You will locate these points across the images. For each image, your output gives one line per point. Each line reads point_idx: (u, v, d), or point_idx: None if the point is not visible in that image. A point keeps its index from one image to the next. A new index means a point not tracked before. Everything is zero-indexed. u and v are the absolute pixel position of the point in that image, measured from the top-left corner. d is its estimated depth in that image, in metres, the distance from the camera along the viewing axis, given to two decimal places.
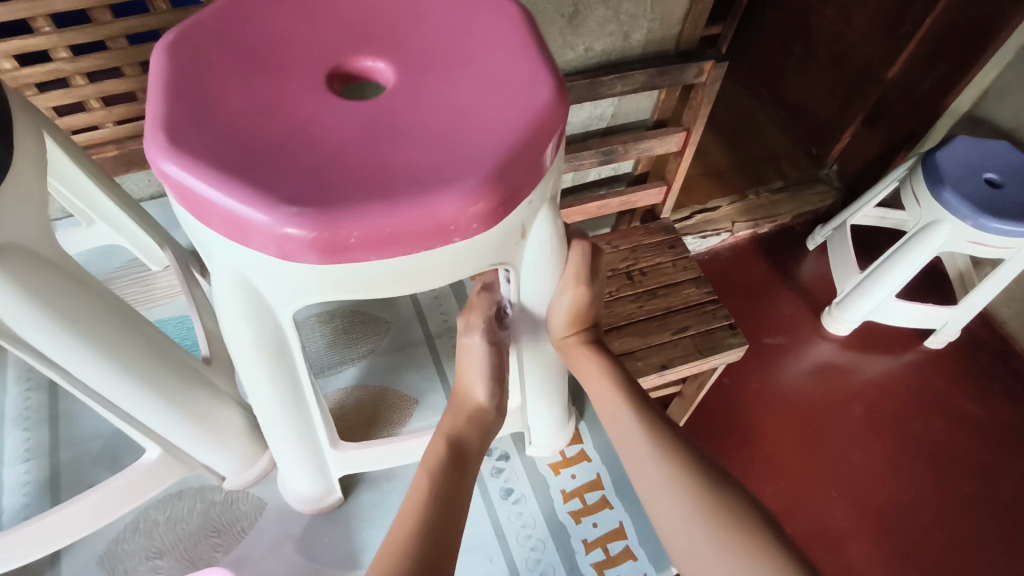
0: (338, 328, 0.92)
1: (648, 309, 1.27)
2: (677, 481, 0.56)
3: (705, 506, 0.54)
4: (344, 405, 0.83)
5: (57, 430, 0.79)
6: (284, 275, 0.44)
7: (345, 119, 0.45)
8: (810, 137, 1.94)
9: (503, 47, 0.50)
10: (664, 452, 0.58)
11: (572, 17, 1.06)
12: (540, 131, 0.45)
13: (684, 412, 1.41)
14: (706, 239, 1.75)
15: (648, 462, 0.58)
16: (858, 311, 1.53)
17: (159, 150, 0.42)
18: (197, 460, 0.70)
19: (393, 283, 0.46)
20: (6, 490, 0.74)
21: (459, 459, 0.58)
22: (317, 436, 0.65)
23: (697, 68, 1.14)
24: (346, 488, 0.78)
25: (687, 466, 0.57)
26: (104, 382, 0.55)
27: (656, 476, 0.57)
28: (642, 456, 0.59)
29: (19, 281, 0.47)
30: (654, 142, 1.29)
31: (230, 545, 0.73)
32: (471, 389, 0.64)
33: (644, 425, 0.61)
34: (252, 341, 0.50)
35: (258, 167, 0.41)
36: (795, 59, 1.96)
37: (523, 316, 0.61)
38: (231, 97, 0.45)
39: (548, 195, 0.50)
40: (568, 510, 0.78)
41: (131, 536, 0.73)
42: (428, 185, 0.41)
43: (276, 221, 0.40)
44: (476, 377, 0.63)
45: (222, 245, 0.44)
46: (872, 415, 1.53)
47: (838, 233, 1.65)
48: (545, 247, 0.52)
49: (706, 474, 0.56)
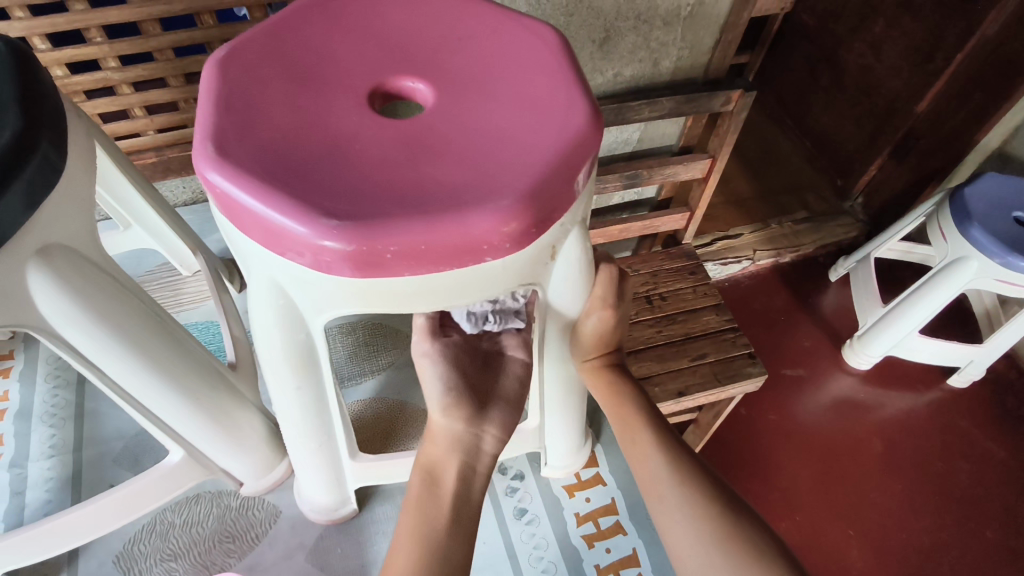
0: (360, 340, 0.93)
1: (668, 334, 1.26)
2: (694, 511, 0.56)
3: (721, 538, 0.54)
4: (363, 416, 0.84)
5: (82, 428, 0.81)
6: (317, 285, 0.45)
7: (385, 137, 0.46)
8: (835, 168, 1.93)
9: (540, 71, 0.51)
10: (681, 480, 0.58)
11: (603, 42, 1.08)
12: (575, 155, 0.46)
13: (698, 440, 1.40)
14: (726, 267, 1.75)
15: (665, 489, 0.58)
16: (881, 345, 1.51)
17: (205, 159, 0.44)
18: (216, 464, 0.70)
19: (423, 298, 0.46)
20: (29, 485, 0.75)
21: (438, 483, 0.58)
22: (337, 447, 0.66)
23: (725, 97, 1.15)
24: (360, 500, 0.78)
25: (705, 495, 0.57)
26: (135, 382, 0.56)
27: (672, 503, 0.57)
28: (659, 482, 0.59)
29: (62, 281, 0.48)
30: (679, 168, 1.29)
31: (243, 551, 0.73)
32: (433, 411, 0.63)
33: (663, 452, 0.60)
34: (281, 348, 0.51)
35: (300, 180, 0.43)
36: (822, 91, 1.96)
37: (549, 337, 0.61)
38: (276, 111, 0.47)
39: (579, 217, 0.50)
40: (581, 534, 0.78)
41: (148, 537, 0.74)
42: (464, 204, 0.42)
43: (315, 233, 0.41)
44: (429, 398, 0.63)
45: (259, 253, 0.46)
46: (892, 453, 1.50)
47: (862, 265, 1.64)
48: (574, 270, 0.53)
49: (724, 505, 0.56)
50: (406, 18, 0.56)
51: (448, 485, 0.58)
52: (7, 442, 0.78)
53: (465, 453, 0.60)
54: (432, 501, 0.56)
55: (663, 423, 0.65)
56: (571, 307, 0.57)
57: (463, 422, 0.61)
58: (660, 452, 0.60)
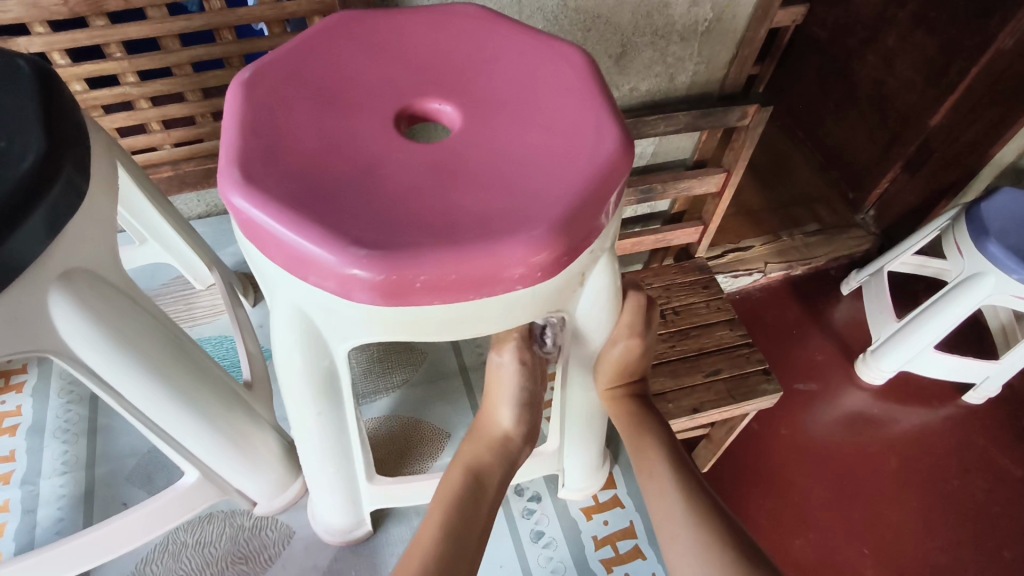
0: (375, 357, 0.92)
1: (681, 349, 1.25)
2: (708, 550, 0.54)
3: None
4: (377, 436, 0.83)
5: (94, 445, 0.80)
6: (343, 312, 0.44)
7: (413, 164, 0.46)
8: (847, 180, 1.92)
9: (569, 94, 0.51)
10: (697, 518, 0.56)
11: (619, 57, 1.07)
12: (605, 182, 0.45)
13: (710, 456, 1.38)
14: (738, 279, 1.74)
15: (680, 526, 0.56)
16: (894, 360, 1.49)
17: (232, 184, 0.43)
18: (231, 485, 0.70)
19: (448, 327, 0.45)
20: (41, 502, 0.75)
21: (478, 487, 0.57)
22: (355, 471, 0.65)
23: (740, 111, 1.14)
24: (375, 521, 0.77)
25: (720, 535, 0.55)
26: (153, 405, 0.56)
27: (686, 542, 0.55)
28: (674, 519, 0.57)
29: (84, 306, 0.48)
30: (693, 182, 1.28)
31: (257, 572, 0.72)
32: (496, 414, 0.62)
33: (680, 486, 0.59)
34: (301, 375, 0.50)
35: (328, 206, 0.42)
36: (834, 103, 1.95)
37: (574, 360, 0.60)
38: (304, 134, 0.46)
39: (608, 243, 0.49)
40: (600, 558, 0.76)
41: (160, 557, 0.73)
42: (496, 232, 0.41)
43: (343, 261, 0.40)
44: (504, 401, 0.62)
45: (283, 277, 0.45)
46: (907, 470, 1.48)
47: (875, 279, 1.62)
48: (600, 297, 0.52)
49: (739, 546, 0.54)
50: (431, 38, 0.56)
51: (490, 492, 0.58)
52: (19, 459, 0.77)
53: (508, 463, 0.61)
54: (474, 504, 0.56)
55: (682, 456, 0.64)
56: (597, 337, 0.56)
57: (521, 434, 0.62)
58: (677, 486, 0.59)
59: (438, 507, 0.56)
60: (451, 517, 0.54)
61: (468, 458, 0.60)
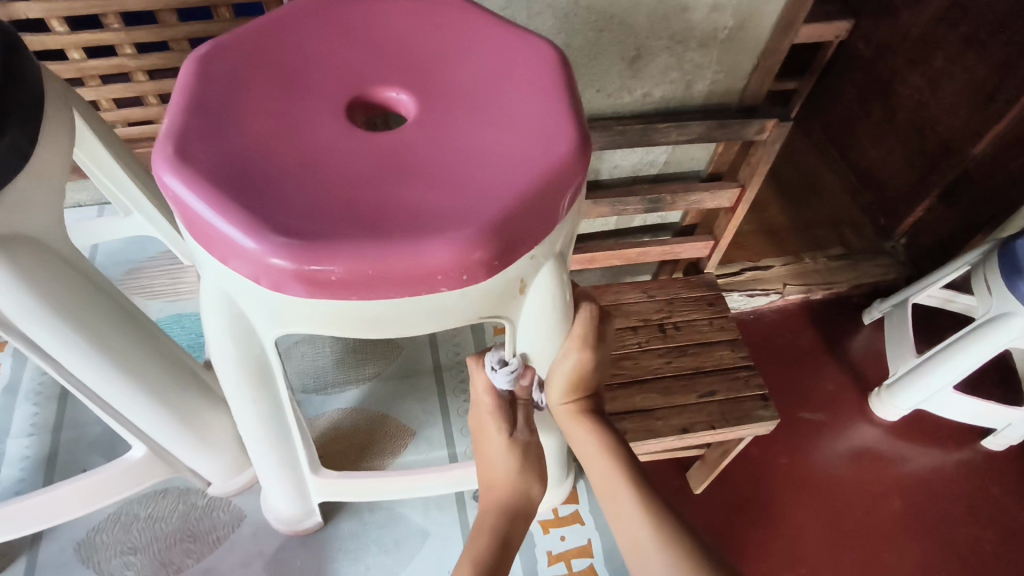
0: (349, 347, 0.91)
1: (677, 365, 1.20)
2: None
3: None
4: (338, 427, 0.82)
5: (64, 409, 0.81)
6: (267, 301, 0.43)
7: (353, 151, 0.43)
8: (879, 206, 1.82)
9: (530, 91, 0.48)
10: (671, 549, 0.51)
11: (633, 60, 1.01)
12: (551, 187, 0.43)
13: (703, 479, 1.33)
14: (752, 299, 1.67)
15: (651, 556, 0.52)
16: (910, 398, 1.42)
17: (163, 161, 0.42)
18: (181, 463, 0.69)
19: (375, 324, 0.43)
20: (6, 462, 0.76)
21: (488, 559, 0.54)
22: (299, 460, 0.63)
23: (759, 125, 1.09)
24: (326, 513, 0.76)
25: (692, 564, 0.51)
26: (94, 375, 0.56)
27: (658, 574, 0.51)
28: (644, 550, 0.52)
29: (21, 273, 0.47)
30: (704, 196, 1.24)
31: (203, 553, 0.73)
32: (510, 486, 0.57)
33: (648, 510, 0.54)
34: (232, 360, 0.49)
35: (255, 188, 0.40)
36: (872, 122, 1.85)
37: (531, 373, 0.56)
38: (248, 112, 0.45)
39: (555, 249, 0.46)
40: (552, 575, 0.75)
41: (111, 527, 0.74)
42: (423, 229, 0.39)
43: (260, 248, 0.39)
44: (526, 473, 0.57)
45: (209, 260, 0.43)
46: (911, 513, 1.40)
47: (898, 310, 1.55)
48: (545, 305, 0.49)
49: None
50: (402, 24, 0.54)
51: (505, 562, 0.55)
52: None
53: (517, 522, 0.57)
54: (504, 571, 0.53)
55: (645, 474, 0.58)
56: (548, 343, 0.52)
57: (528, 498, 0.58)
58: (644, 512, 0.54)
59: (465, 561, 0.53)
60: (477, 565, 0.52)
61: (498, 523, 0.56)
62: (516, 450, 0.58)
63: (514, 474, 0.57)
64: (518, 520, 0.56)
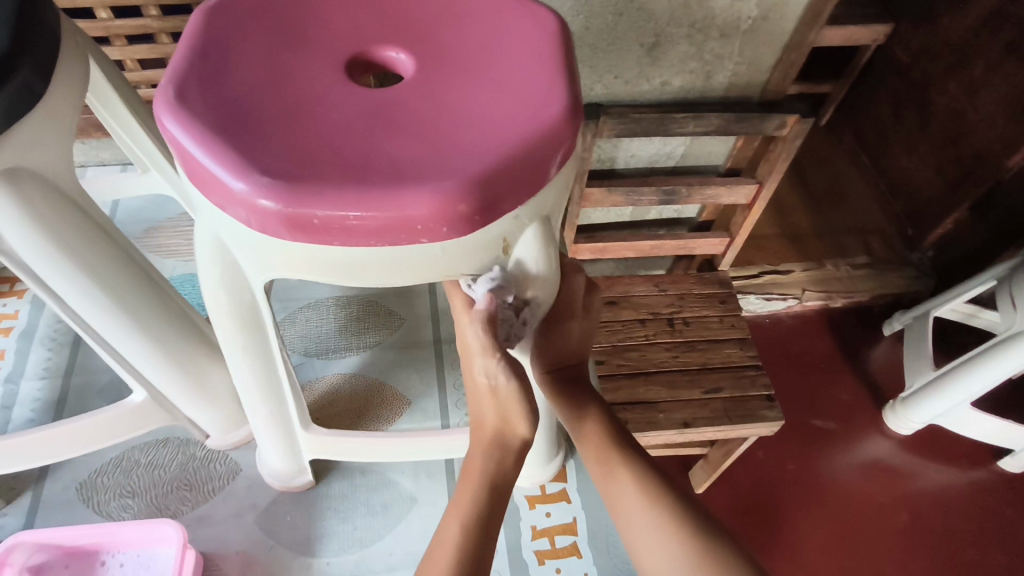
0: (352, 315, 0.92)
1: (684, 360, 1.12)
2: (667, 531, 0.50)
3: (694, 563, 0.48)
4: (337, 391, 0.84)
5: (75, 356, 0.84)
6: (255, 244, 0.44)
7: (346, 104, 0.45)
8: (909, 216, 1.73)
9: (527, 55, 0.49)
10: (656, 512, 0.51)
11: (652, 48, 1.00)
12: (537, 146, 0.43)
13: (705, 477, 1.26)
14: (770, 302, 1.59)
15: (635, 510, 0.52)
16: (927, 412, 1.33)
17: (164, 104, 0.43)
18: (180, 412, 0.72)
19: (359, 272, 0.45)
20: (18, 402, 0.80)
21: None
22: (289, 414, 0.65)
23: (779, 120, 1.07)
24: (318, 473, 0.78)
25: (674, 514, 0.51)
26: (96, 316, 0.58)
27: (643, 527, 0.51)
28: (628, 503, 0.53)
29: (24, 207, 0.49)
30: (721, 191, 1.21)
31: (198, 502, 0.75)
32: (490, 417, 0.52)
33: (630, 466, 0.54)
34: (225, 307, 0.51)
35: (248, 134, 0.42)
36: (906, 131, 1.76)
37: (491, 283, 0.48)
38: (250, 64, 0.46)
39: (542, 212, 0.47)
40: (535, 548, 0.75)
41: (112, 471, 0.76)
42: (405, 180, 0.40)
43: (248, 189, 0.40)
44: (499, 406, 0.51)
45: (203, 203, 0.45)
46: (919, 528, 1.31)
47: (918, 322, 1.46)
48: (530, 268, 0.49)
49: (700, 523, 0.50)
50: None
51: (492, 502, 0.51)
52: (7, 358, 0.83)
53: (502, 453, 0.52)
54: None
55: (626, 434, 0.59)
56: (539, 291, 0.51)
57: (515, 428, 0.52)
58: (626, 468, 0.54)
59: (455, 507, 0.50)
60: (466, 511, 0.50)
61: (486, 469, 0.52)
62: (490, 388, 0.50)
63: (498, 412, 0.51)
64: (508, 458, 0.52)
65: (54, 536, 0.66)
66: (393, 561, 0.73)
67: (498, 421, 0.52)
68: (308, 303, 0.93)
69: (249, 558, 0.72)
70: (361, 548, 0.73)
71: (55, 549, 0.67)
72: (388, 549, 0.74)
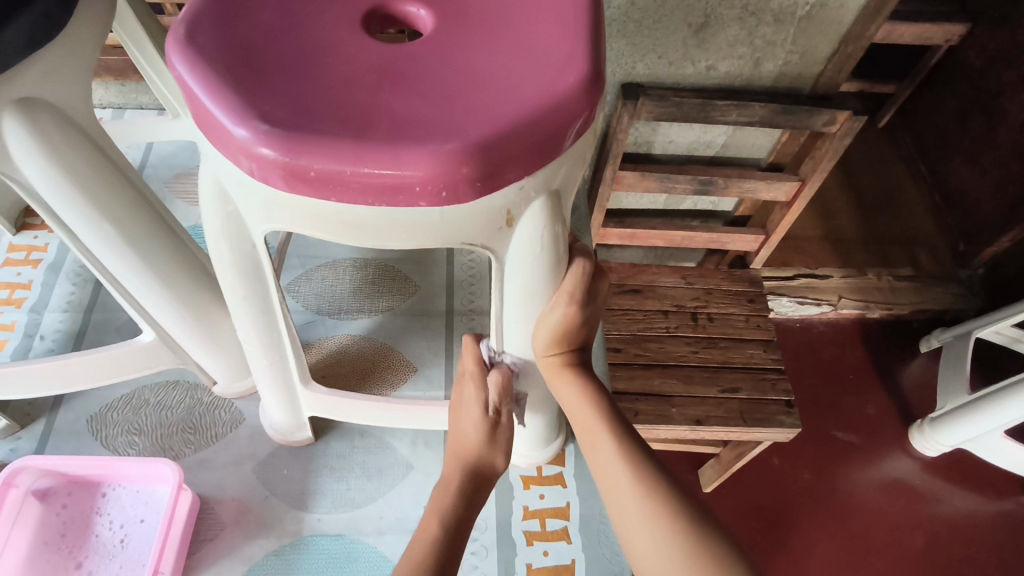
0: (369, 278, 0.92)
1: (703, 357, 1.09)
2: (656, 521, 0.48)
3: (684, 555, 0.46)
4: (345, 351, 0.84)
5: (97, 294, 0.86)
6: (254, 193, 0.43)
7: (358, 57, 0.43)
8: (961, 230, 1.64)
9: (552, 19, 0.46)
10: (648, 502, 0.49)
11: (700, 29, 0.95)
12: (549, 114, 0.41)
13: (715, 477, 1.23)
14: (804, 306, 1.53)
15: (628, 498, 0.50)
16: (956, 436, 1.26)
17: (174, 42, 0.42)
18: (188, 356, 0.73)
19: (354, 229, 0.43)
20: (40, 331, 0.82)
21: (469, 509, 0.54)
22: (289, 368, 0.65)
23: (828, 116, 1.01)
24: (317, 430, 0.79)
25: (666, 506, 0.49)
26: (108, 254, 0.59)
27: (634, 516, 0.49)
28: (621, 492, 0.51)
29: (37, 135, 0.49)
30: (760, 185, 1.16)
31: (201, 445, 0.77)
32: (467, 446, 0.58)
33: (625, 454, 0.53)
34: (226, 258, 0.50)
35: (253, 81, 0.41)
36: (969, 140, 1.63)
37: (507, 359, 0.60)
38: (267, 8, 0.45)
39: (551, 185, 0.45)
40: (524, 529, 0.74)
41: (121, 408, 0.79)
42: (406, 139, 0.39)
43: (246, 135, 0.39)
44: (481, 442, 0.58)
45: (207, 148, 0.44)
46: (934, 553, 1.25)
47: (959, 342, 1.37)
48: (533, 244, 0.47)
49: (691, 514, 0.48)
50: None
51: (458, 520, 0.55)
52: (33, 289, 0.86)
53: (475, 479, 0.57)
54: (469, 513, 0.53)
55: (626, 422, 0.57)
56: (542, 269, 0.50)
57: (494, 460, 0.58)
58: (620, 456, 0.52)
59: (431, 507, 0.55)
60: (446, 512, 0.54)
61: (462, 484, 0.56)
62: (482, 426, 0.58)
63: (484, 443, 0.58)
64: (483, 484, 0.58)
65: (58, 464, 0.68)
66: (383, 525, 0.73)
67: (482, 446, 0.58)
68: (325, 262, 0.93)
69: (244, 505, 0.73)
70: (353, 509, 0.74)
71: (60, 476, 0.70)
72: (380, 512, 0.74)
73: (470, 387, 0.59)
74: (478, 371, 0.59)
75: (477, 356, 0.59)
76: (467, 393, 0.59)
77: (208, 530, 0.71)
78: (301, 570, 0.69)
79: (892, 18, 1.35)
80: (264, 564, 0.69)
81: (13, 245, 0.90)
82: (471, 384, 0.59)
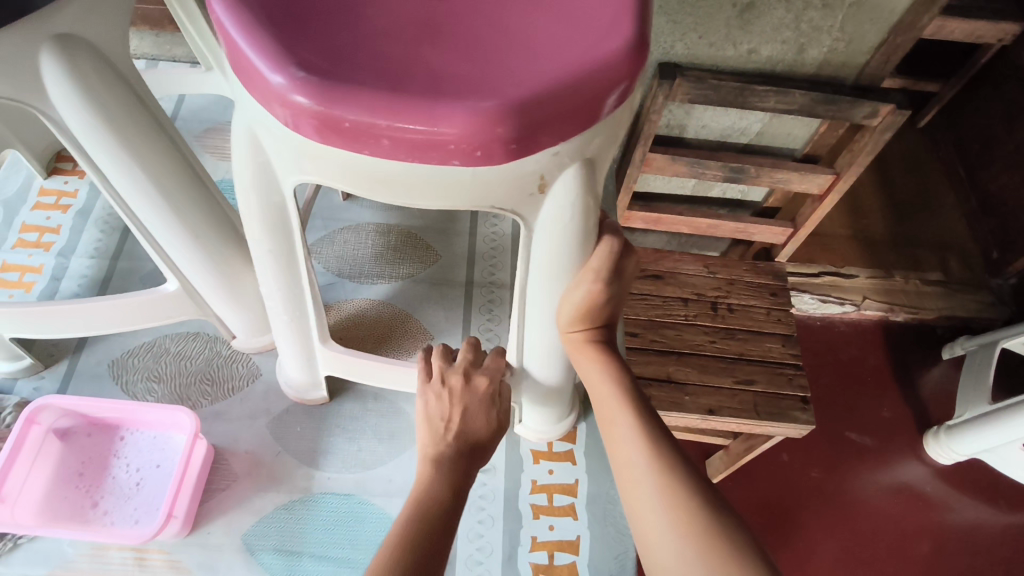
0: (390, 244, 0.92)
1: (720, 347, 1.07)
2: (667, 498, 0.48)
3: (692, 530, 0.46)
4: (363, 315, 0.84)
5: (124, 242, 0.87)
6: (286, 143, 0.43)
7: (399, 9, 0.42)
8: (996, 237, 1.59)
9: None
10: (661, 477, 0.49)
11: (744, 9, 0.92)
12: (590, 78, 0.40)
13: (722, 468, 1.23)
14: (826, 305, 1.50)
15: (640, 474, 0.50)
16: (972, 445, 1.23)
17: None
18: (210, 308, 0.74)
19: (385, 186, 0.43)
20: (67, 275, 0.83)
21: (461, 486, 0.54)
22: (309, 326, 0.65)
23: (870, 108, 0.98)
24: (331, 391, 0.79)
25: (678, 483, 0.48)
26: (137, 198, 0.59)
27: (644, 489, 0.49)
28: (633, 466, 0.51)
29: (73, 74, 0.50)
30: (793, 177, 1.13)
31: (217, 398, 0.78)
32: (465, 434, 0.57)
33: (641, 431, 0.52)
34: (254, 210, 0.50)
35: (292, 27, 0.40)
36: (1012, 145, 1.57)
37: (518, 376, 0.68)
38: None
39: (587, 153, 0.44)
40: (531, 502, 0.75)
41: (142, 354, 0.80)
42: (443, 94, 0.38)
43: (282, 81, 0.38)
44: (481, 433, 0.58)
45: (241, 95, 0.44)
46: (939, 561, 1.24)
47: (983, 350, 1.34)
48: (563, 214, 0.46)
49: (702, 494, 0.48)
50: None
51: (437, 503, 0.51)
52: (62, 233, 0.87)
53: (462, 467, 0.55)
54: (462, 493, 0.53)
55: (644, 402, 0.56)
56: (570, 238, 0.49)
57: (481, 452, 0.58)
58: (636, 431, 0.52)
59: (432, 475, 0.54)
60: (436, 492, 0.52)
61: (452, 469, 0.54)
62: (488, 419, 0.59)
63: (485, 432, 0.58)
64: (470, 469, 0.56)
65: (80, 405, 0.70)
66: (391, 488, 0.73)
67: (490, 432, 0.59)
68: (348, 226, 0.93)
69: (257, 459, 0.74)
70: (363, 470, 0.74)
71: (80, 417, 0.72)
72: (388, 476, 0.74)
73: (486, 381, 0.61)
74: (495, 371, 0.62)
75: (493, 361, 0.63)
76: (478, 386, 0.60)
77: (220, 479, 0.72)
78: (307, 524, 0.70)
79: (945, 12, 1.30)
80: (274, 517, 0.70)
81: (43, 189, 0.91)
82: (486, 380, 0.61)
